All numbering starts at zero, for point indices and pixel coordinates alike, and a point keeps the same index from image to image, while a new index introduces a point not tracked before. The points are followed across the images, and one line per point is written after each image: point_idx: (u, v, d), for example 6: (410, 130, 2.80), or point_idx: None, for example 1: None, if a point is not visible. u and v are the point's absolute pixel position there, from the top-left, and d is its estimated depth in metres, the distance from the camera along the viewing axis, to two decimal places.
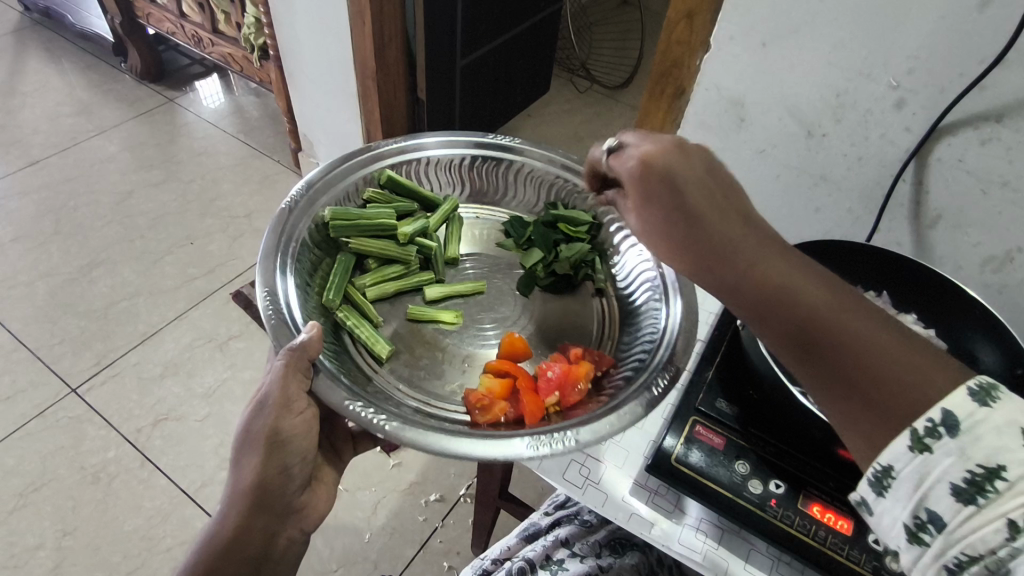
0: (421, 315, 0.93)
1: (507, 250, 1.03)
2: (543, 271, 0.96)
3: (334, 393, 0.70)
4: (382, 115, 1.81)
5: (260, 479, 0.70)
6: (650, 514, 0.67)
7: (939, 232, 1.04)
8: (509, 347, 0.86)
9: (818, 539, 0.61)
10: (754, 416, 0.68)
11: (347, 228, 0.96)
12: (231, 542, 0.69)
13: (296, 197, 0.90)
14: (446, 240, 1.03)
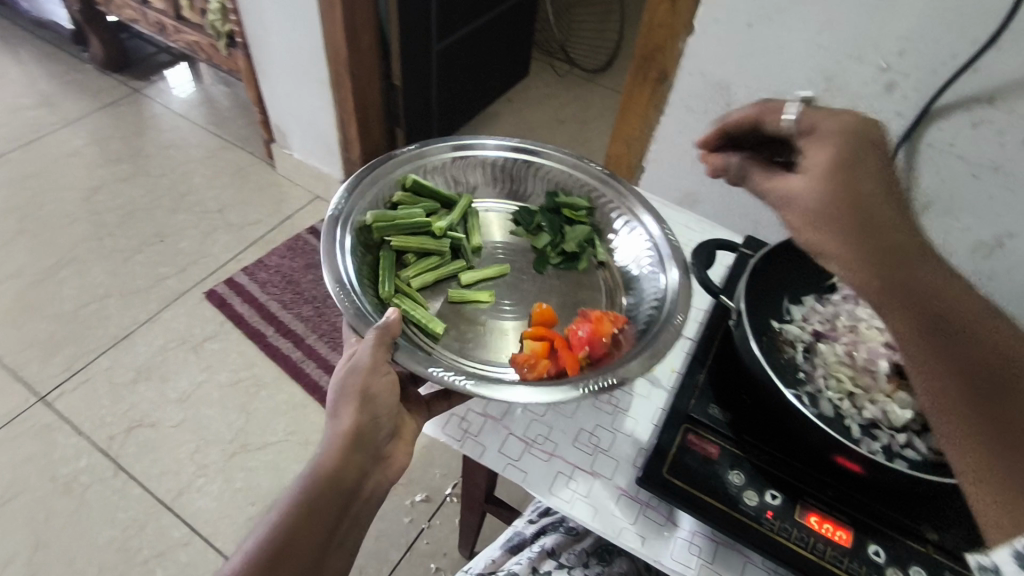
0: (464, 298, 0.90)
1: (518, 236, 0.99)
2: (554, 251, 0.93)
3: (410, 360, 0.69)
4: (356, 104, 1.75)
5: (346, 433, 0.66)
6: (641, 529, 0.64)
7: (929, 218, 1.01)
8: (537, 317, 0.84)
9: (817, 552, 0.58)
10: (748, 423, 0.65)
11: (387, 226, 0.93)
12: (311, 498, 0.63)
13: (336, 210, 0.84)
14: (477, 230, 0.99)
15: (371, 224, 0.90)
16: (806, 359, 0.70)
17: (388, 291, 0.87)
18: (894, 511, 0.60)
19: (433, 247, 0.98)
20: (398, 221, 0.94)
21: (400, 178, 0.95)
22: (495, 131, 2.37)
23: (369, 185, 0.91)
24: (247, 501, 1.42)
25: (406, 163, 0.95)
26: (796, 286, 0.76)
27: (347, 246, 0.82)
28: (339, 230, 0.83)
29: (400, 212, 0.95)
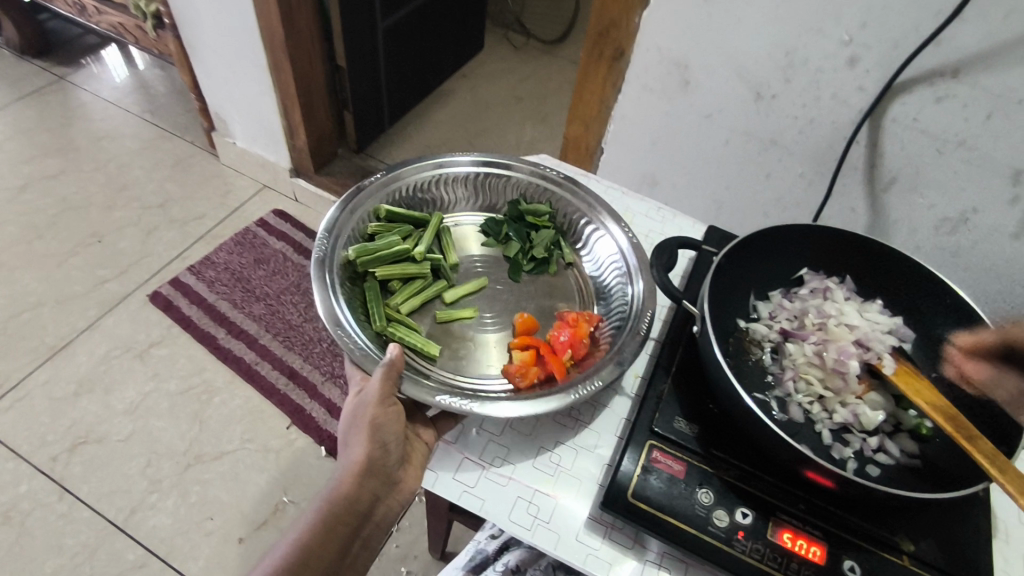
0: (452, 315, 0.83)
1: (491, 247, 0.92)
2: (526, 257, 0.87)
3: (419, 390, 0.64)
4: (299, 88, 1.64)
5: (358, 462, 0.63)
6: (606, 554, 0.60)
7: (894, 195, 0.98)
8: (521, 325, 0.79)
9: (790, 573, 0.55)
10: (715, 436, 0.61)
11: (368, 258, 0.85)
12: (323, 523, 0.62)
13: (318, 253, 0.77)
14: (451, 246, 0.92)
15: (355, 258, 0.83)
16: (774, 360, 0.66)
17: (382, 319, 0.80)
18: (868, 522, 0.57)
19: (418, 271, 0.90)
20: (379, 252, 0.86)
21: (374, 209, 0.87)
22: (451, 110, 2.28)
23: (348, 217, 0.83)
24: (205, 515, 1.35)
25: (377, 190, 0.87)
26: (762, 281, 0.72)
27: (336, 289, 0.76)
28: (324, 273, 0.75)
29: (379, 242, 0.86)
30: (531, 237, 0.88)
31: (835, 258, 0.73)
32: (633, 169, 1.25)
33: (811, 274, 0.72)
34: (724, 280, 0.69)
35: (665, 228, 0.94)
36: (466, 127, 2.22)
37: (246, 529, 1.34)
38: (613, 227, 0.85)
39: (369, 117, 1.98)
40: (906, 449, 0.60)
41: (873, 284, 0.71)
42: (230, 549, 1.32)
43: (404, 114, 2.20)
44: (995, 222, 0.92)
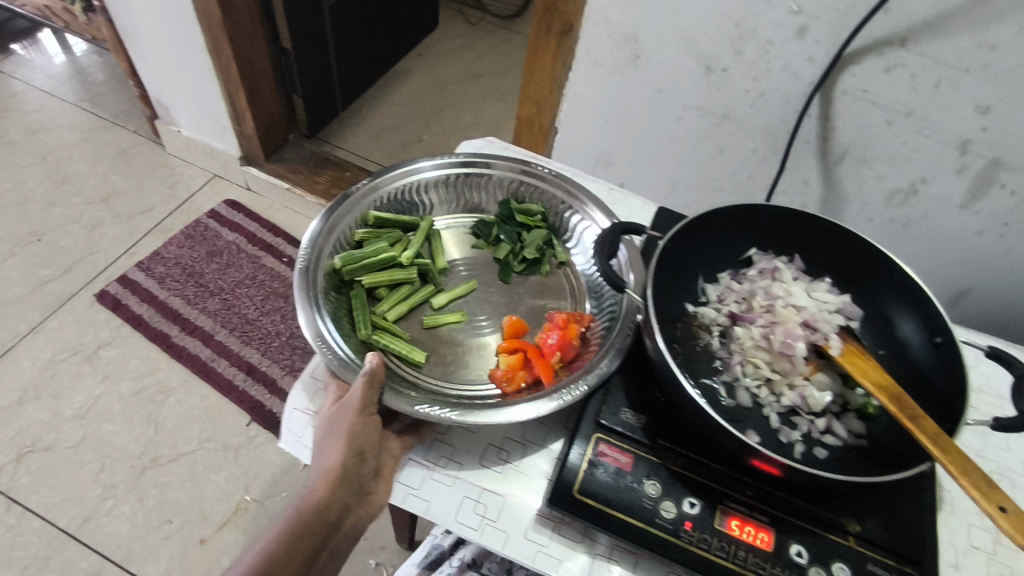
0: (439, 321, 0.75)
1: (480, 249, 0.83)
2: (516, 258, 0.79)
3: (400, 400, 0.61)
4: (242, 72, 1.57)
5: (331, 473, 0.59)
6: (555, 550, 0.59)
7: (846, 167, 0.98)
8: (509, 327, 0.72)
9: (737, 561, 0.54)
10: (661, 425, 0.60)
11: (355, 268, 0.75)
12: (293, 532, 0.59)
13: (301, 268, 0.68)
14: (440, 250, 0.83)
15: (341, 268, 0.74)
16: (723, 345, 0.65)
17: (367, 328, 0.72)
18: (815, 505, 0.57)
19: (405, 276, 0.80)
20: (366, 260, 0.76)
21: (361, 216, 0.79)
22: (407, 90, 2.21)
23: (330, 228, 0.73)
24: (164, 519, 1.32)
25: (363, 197, 0.78)
26: (710, 263, 0.71)
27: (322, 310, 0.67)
28: (309, 293, 0.67)
29: (367, 248, 0.77)
30: (522, 236, 0.79)
31: (785, 237, 0.71)
32: (588, 148, 1.22)
33: (760, 254, 0.71)
34: (670, 265, 0.67)
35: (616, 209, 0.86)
36: (423, 107, 2.16)
37: (207, 530, 1.31)
38: (600, 217, 0.78)
39: (320, 100, 1.91)
40: (853, 430, 0.60)
41: (823, 263, 0.70)
42: (192, 552, 1.29)
43: (359, 96, 2.13)
44: (944, 191, 0.92)
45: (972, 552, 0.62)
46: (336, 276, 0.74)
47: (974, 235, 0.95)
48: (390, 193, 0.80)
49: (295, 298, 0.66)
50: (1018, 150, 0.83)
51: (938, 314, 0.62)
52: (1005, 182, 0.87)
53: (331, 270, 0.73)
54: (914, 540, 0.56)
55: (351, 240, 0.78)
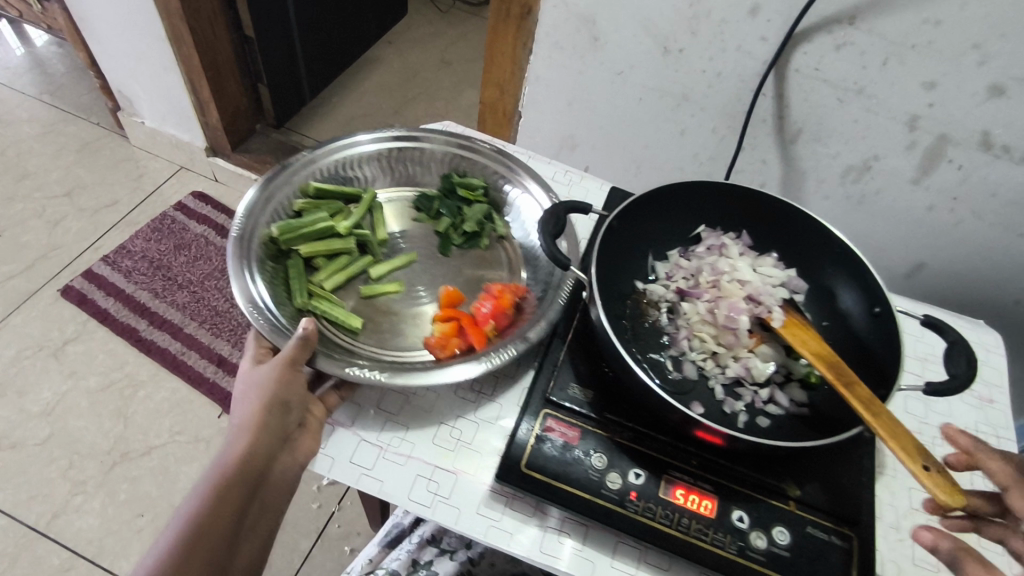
0: (375, 290, 0.76)
1: (422, 221, 0.83)
2: (456, 231, 0.80)
3: (335, 365, 0.63)
4: (203, 61, 1.54)
5: (254, 422, 0.59)
6: (507, 524, 0.60)
7: (802, 146, 0.98)
8: (446, 298, 0.73)
9: (682, 528, 0.56)
10: (609, 400, 0.62)
11: (293, 237, 0.76)
12: (219, 489, 0.56)
13: (237, 239, 0.69)
14: (379, 221, 0.82)
15: (279, 236, 0.74)
16: (671, 321, 0.66)
17: (304, 295, 0.73)
18: (757, 472, 0.59)
19: (344, 246, 0.80)
20: (305, 229, 0.76)
21: (300, 187, 0.79)
22: (377, 78, 2.19)
23: (265, 201, 0.74)
24: (135, 513, 1.31)
25: (301, 170, 0.79)
26: (660, 241, 0.72)
27: (257, 280, 0.68)
28: (244, 263, 0.68)
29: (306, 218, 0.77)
30: (462, 209, 0.80)
31: (734, 213, 0.72)
32: (550, 131, 1.21)
33: (709, 231, 0.72)
34: (617, 244, 0.68)
35: (571, 190, 0.88)
36: (393, 96, 2.14)
37: None
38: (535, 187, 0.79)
39: (286, 89, 1.88)
40: (795, 399, 0.62)
41: (770, 239, 0.71)
42: None
43: (327, 85, 2.10)
44: (895, 167, 0.93)
45: (912, 513, 0.65)
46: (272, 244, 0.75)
47: (926, 210, 0.95)
48: (329, 167, 0.80)
49: (230, 270, 0.67)
50: (964, 124, 0.84)
51: (876, 284, 0.64)
52: (953, 157, 0.87)
53: (267, 239, 0.74)
54: (853, 502, 0.58)
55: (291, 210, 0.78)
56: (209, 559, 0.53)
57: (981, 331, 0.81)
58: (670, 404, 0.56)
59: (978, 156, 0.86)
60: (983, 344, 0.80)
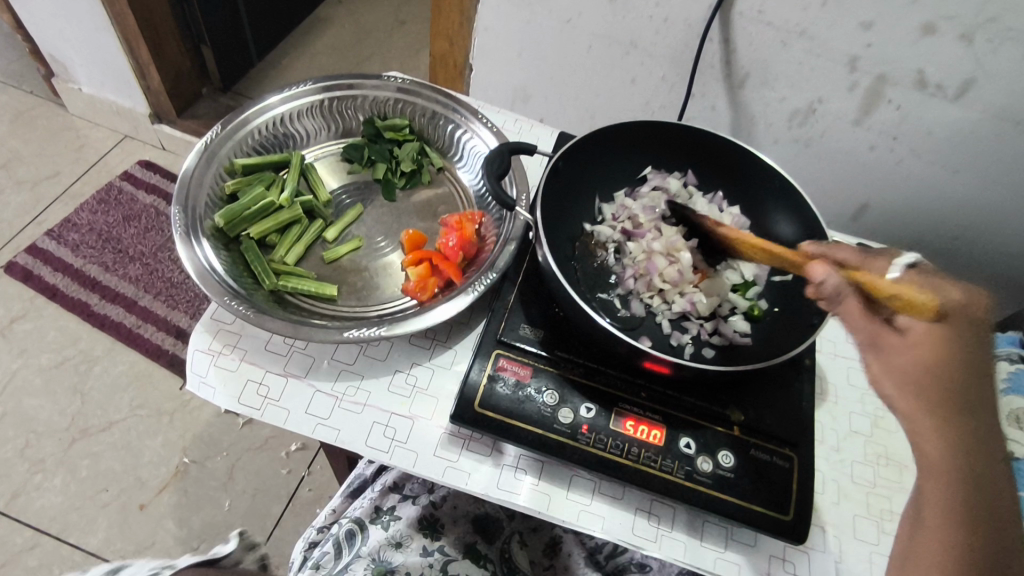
0: (339, 253, 0.73)
1: (356, 173, 0.81)
2: (397, 174, 0.78)
3: (324, 332, 0.61)
4: (140, 22, 1.46)
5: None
6: (464, 464, 0.61)
7: (749, 91, 0.99)
8: (408, 241, 0.73)
9: (631, 457, 0.57)
10: (559, 338, 0.63)
11: (236, 222, 0.71)
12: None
13: (179, 229, 0.64)
14: (318, 182, 0.78)
15: (225, 226, 0.69)
16: (615, 257, 0.67)
17: (270, 276, 0.69)
18: (704, 401, 0.61)
19: (292, 216, 0.75)
20: (245, 210, 0.71)
21: (226, 166, 0.72)
22: (327, 39, 2.11)
23: (198, 185, 0.69)
24: (99, 488, 1.30)
25: (221, 148, 0.72)
26: (607, 182, 0.72)
27: (213, 266, 0.64)
28: (192, 251, 0.63)
29: (243, 199, 0.72)
30: (394, 152, 0.78)
31: (678, 155, 0.73)
32: (504, 83, 1.18)
33: (654, 172, 0.73)
34: (562, 187, 0.69)
35: (521, 138, 0.88)
36: (345, 56, 2.07)
37: (146, 495, 1.30)
38: (482, 128, 0.77)
39: (231, 50, 1.81)
40: (741, 332, 0.63)
41: (716, 177, 0.73)
42: (132, 518, 1.27)
43: (275, 45, 2.02)
44: (839, 108, 0.94)
45: (851, 435, 0.69)
46: (219, 235, 0.70)
47: (869, 150, 0.97)
48: (253, 133, 0.74)
49: (182, 260, 0.62)
50: (901, 63, 0.85)
51: (814, 217, 0.66)
52: (891, 97, 0.89)
53: (214, 231, 0.69)
54: (795, 425, 0.61)
55: (222, 195, 0.72)
56: None
57: None
58: (616, 337, 0.57)
59: (915, 95, 0.87)
60: None
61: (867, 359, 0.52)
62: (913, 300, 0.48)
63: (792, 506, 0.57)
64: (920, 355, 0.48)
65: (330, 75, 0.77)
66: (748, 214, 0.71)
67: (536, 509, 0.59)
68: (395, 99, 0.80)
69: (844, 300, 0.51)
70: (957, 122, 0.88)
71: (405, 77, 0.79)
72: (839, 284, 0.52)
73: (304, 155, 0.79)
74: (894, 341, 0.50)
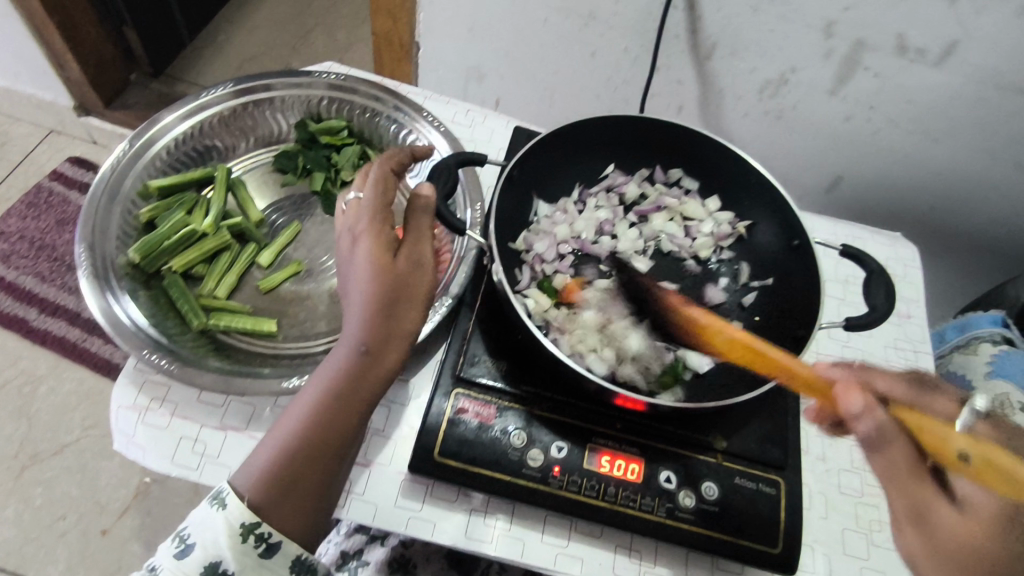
0: (275, 280, 0.66)
1: (292, 185, 0.72)
2: (337, 185, 0.71)
3: (259, 383, 0.55)
4: (47, 4, 1.26)
5: (367, 234, 0.46)
6: (428, 513, 0.55)
7: (717, 61, 0.86)
8: None
9: (608, 498, 0.53)
10: (523, 370, 0.58)
11: (154, 255, 0.63)
12: (292, 441, 0.44)
13: (88, 274, 0.56)
14: (248, 200, 0.70)
15: (141, 261, 0.62)
16: (566, 267, 0.63)
17: (199, 314, 0.62)
18: (683, 429, 0.56)
19: (219, 244, 0.68)
20: (165, 241, 0.64)
21: (138, 190, 0.64)
22: (267, 8, 1.90)
23: (107, 217, 0.61)
24: (55, 516, 1.20)
25: (132, 170, 0.64)
26: (568, 185, 0.68)
27: (132, 312, 0.57)
28: (106, 300, 0.56)
29: (161, 227, 0.64)
30: (332, 158, 0.71)
31: (645, 150, 0.68)
32: (452, 62, 1.05)
33: (616, 172, 0.68)
34: (518, 197, 0.63)
35: (473, 132, 0.78)
36: (289, 29, 1.87)
37: (107, 520, 1.21)
38: (431, 130, 0.69)
39: (161, 31, 1.60)
40: None
41: (688, 172, 0.68)
42: (94, 546, 1.19)
43: (210, 20, 1.81)
44: (813, 78, 0.83)
45: (836, 441, 0.65)
46: (136, 272, 0.62)
47: (844, 121, 0.87)
48: (163, 151, 0.65)
49: (93, 308, 0.55)
50: (879, 27, 0.74)
51: (793, 217, 0.62)
52: (869, 64, 0.79)
53: (130, 268, 0.61)
54: (778, 446, 0.57)
55: (137, 224, 0.65)
56: (330, 445, 0.44)
57: (899, 245, 0.81)
58: (580, 373, 0.51)
59: (893, 62, 0.77)
60: (901, 260, 0.79)
61: (909, 532, 0.49)
62: (991, 474, 0.46)
63: (780, 537, 0.53)
64: (976, 536, 0.45)
65: (251, 75, 0.68)
66: (725, 208, 0.68)
67: (509, 557, 0.54)
68: (329, 99, 0.71)
69: (891, 445, 0.49)
70: (939, 88, 0.78)
71: (337, 74, 0.71)
72: (881, 423, 0.50)
73: (231, 169, 0.71)
74: (946, 513, 0.47)
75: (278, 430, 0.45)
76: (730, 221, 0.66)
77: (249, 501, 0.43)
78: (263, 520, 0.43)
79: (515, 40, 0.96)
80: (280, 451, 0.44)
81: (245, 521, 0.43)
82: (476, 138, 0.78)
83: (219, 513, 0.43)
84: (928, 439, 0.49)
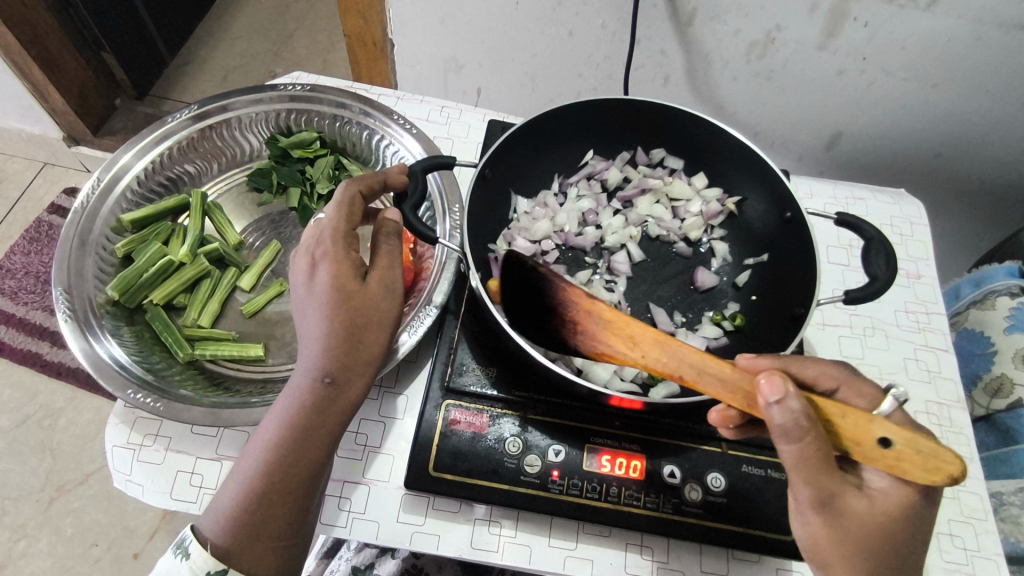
0: (259, 302, 0.66)
1: (268, 203, 0.72)
2: (314, 199, 0.70)
3: (244, 411, 0.53)
4: (23, 37, 1.23)
5: (327, 258, 0.46)
6: (433, 526, 0.53)
7: (699, 27, 0.82)
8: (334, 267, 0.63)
9: (612, 498, 0.51)
10: (515, 375, 0.56)
11: (134, 290, 0.62)
12: (257, 481, 0.43)
13: (67, 318, 0.56)
14: (225, 223, 0.69)
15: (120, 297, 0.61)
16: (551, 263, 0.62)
17: (186, 346, 0.61)
18: (683, 420, 0.54)
19: (199, 272, 0.67)
20: (142, 274, 0.63)
21: (111, 223, 0.63)
22: (244, 18, 1.87)
23: (82, 257, 0.60)
24: (87, 544, 1.17)
25: (103, 205, 0.63)
26: (548, 177, 0.67)
27: (115, 353, 0.56)
28: (86, 340, 0.55)
29: (137, 261, 0.63)
30: (307, 172, 0.70)
31: (621, 130, 0.65)
32: (428, 57, 1.02)
33: (596, 158, 0.67)
34: (493, 197, 0.62)
35: (449, 130, 0.76)
36: (268, 36, 1.84)
37: (138, 543, 1.19)
38: (403, 133, 0.67)
39: (139, 51, 1.57)
40: (711, 337, 0.59)
41: (669, 150, 0.66)
42: (127, 570, 1.16)
43: (189, 36, 1.79)
44: (800, 34, 0.78)
45: None
46: (118, 308, 0.62)
47: (836, 76, 0.83)
48: (133, 185, 0.65)
49: (73, 352, 0.54)
50: None
51: (781, 187, 0.59)
52: (857, 14, 0.74)
53: (110, 305, 0.61)
54: None
55: (115, 260, 0.64)
56: (296, 483, 0.43)
57: (903, 203, 0.78)
58: (569, 379, 0.49)
59: (883, 9, 0.73)
60: (906, 218, 0.76)
61: (811, 517, 0.42)
62: (908, 460, 0.39)
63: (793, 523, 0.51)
64: (877, 520, 0.42)
65: (211, 96, 0.67)
66: (712, 184, 0.65)
67: (517, 564, 0.53)
68: (294, 112, 0.70)
69: (804, 437, 0.39)
70: (935, 31, 0.73)
71: (299, 84, 0.69)
72: (795, 415, 0.39)
73: (205, 193, 0.70)
74: (854, 499, 0.42)
75: (240, 471, 0.44)
76: (719, 198, 0.64)
77: (214, 547, 0.42)
78: (231, 566, 0.42)
79: (489, 28, 0.92)
80: (246, 490, 0.43)
81: (210, 570, 0.42)
82: (453, 135, 0.76)
83: (183, 562, 0.42)
84: (848, 428, 0.40)
